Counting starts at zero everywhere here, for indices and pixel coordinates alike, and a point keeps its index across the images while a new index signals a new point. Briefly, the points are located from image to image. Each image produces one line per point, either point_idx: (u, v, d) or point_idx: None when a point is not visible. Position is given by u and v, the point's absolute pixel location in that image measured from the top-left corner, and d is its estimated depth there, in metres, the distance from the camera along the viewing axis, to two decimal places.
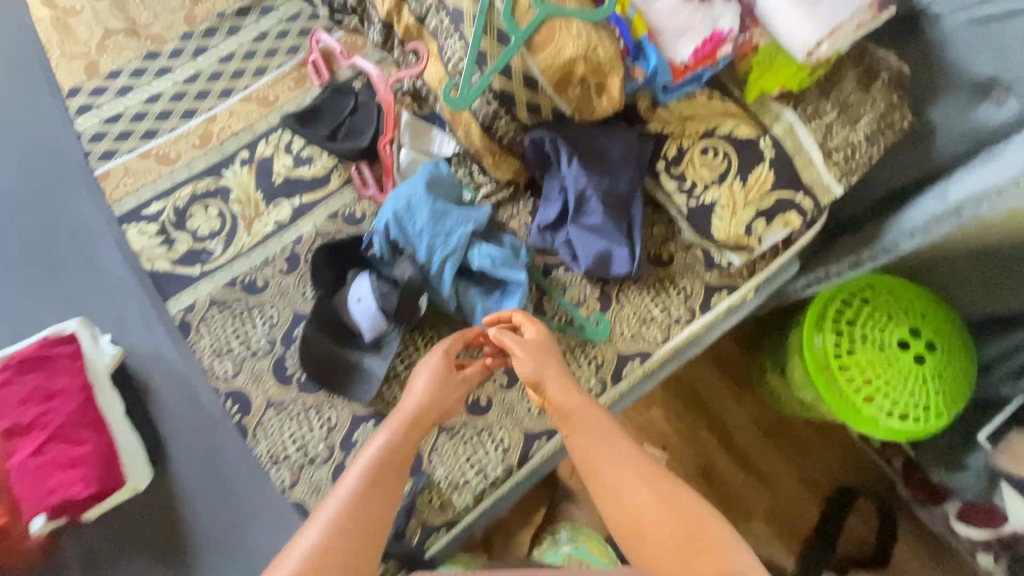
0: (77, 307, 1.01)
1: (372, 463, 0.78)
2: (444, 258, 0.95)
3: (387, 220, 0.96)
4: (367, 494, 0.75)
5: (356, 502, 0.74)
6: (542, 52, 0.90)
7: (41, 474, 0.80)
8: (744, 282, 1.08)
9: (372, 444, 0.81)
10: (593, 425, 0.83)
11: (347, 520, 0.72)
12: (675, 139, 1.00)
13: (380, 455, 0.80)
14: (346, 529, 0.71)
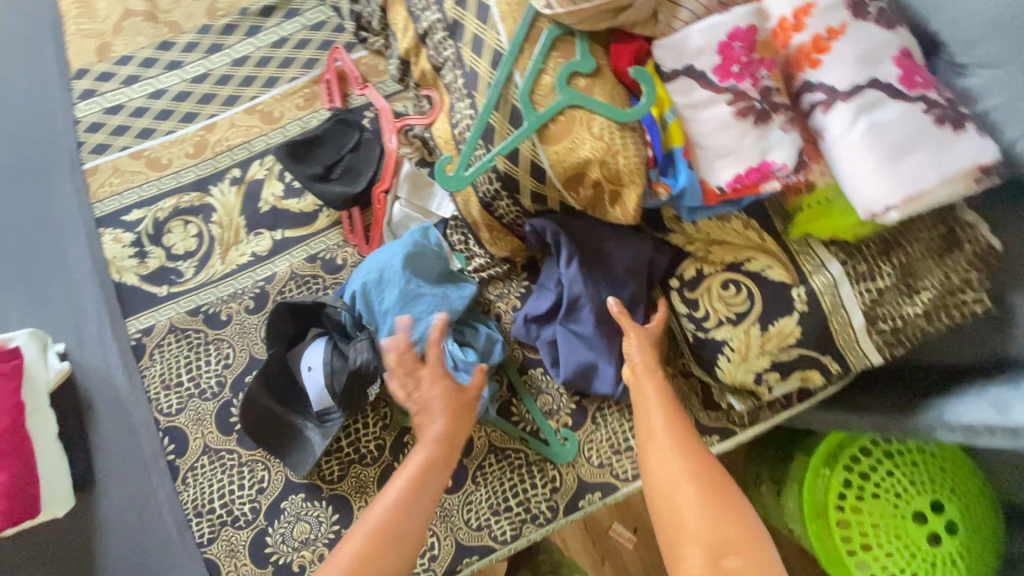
0: (38, 306, 0.99)
1: (406, 484, 0.72)
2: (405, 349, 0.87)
3: (354, 291, 0.89)
4: (406, 507, 0.70)
5: (394, 518, 0.69)
6: (555, 145, 0.78)
7: None
8: (740, 430, 0.95)
9: (406, 465, 0.74)
10: (668, 420, 0.77)
11: (389, 531, 0.68)
12: (695, 261, 0.86)
13: (416, 478, 0.73)
14: (386, 543, 0.67)
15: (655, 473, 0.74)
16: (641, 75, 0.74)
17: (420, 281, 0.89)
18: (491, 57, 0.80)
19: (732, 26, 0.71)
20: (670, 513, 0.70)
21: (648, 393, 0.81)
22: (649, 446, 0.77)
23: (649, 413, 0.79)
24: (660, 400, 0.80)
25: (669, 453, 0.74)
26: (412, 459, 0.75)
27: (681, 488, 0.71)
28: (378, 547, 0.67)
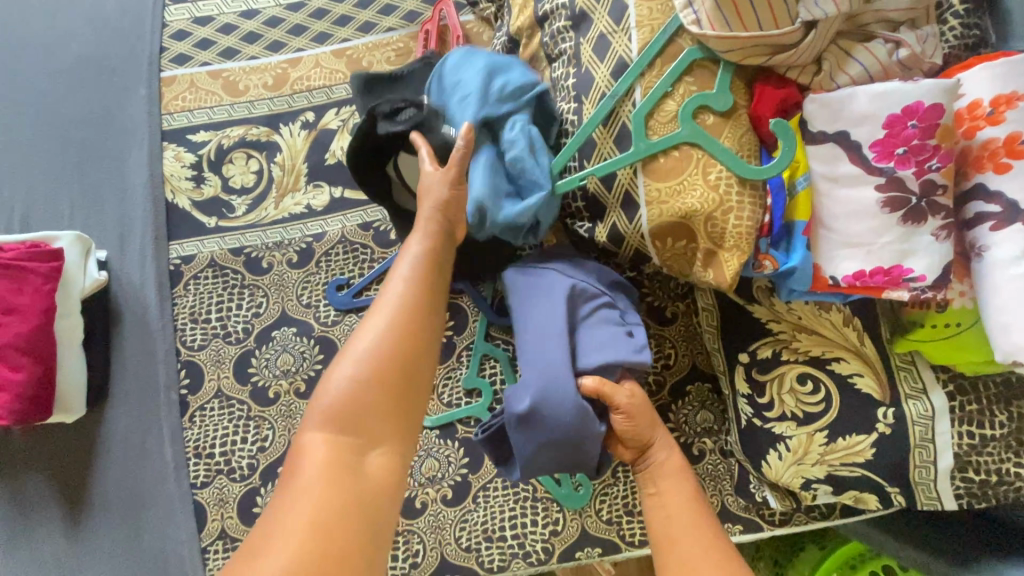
0: (87, 205, 0.96)
1: (409, 271, 0.66)
2: (471, 123, 0.74)
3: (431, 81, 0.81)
4: (410, 297, 0.64)
5: (412, 298, 0.64)
6: (660, 182, 0.69)
7: None
8: (768, 529, 0.86)
9: (406, 253, 0.68)
10: (689, 512, 0.67)
11: (397, 317, 0.62)
12: (775, 341, 0.78)
13: (420, 260, 0.67)
14: (407, 323, 0.62)
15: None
16: (781, 130, 0.63)
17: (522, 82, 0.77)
18: (614, 65, 0.71)
19: (913, 99, 0.59)
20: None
21: (677, 485, 0.70)
22: (673, 547, 0.65)
23: (673, 508, 0.68)
24: (685, 493, 0.69)
25: (697, 552, 0.63)
26: (409, 246, 0.68)
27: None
28: (400, 328, 0.61)
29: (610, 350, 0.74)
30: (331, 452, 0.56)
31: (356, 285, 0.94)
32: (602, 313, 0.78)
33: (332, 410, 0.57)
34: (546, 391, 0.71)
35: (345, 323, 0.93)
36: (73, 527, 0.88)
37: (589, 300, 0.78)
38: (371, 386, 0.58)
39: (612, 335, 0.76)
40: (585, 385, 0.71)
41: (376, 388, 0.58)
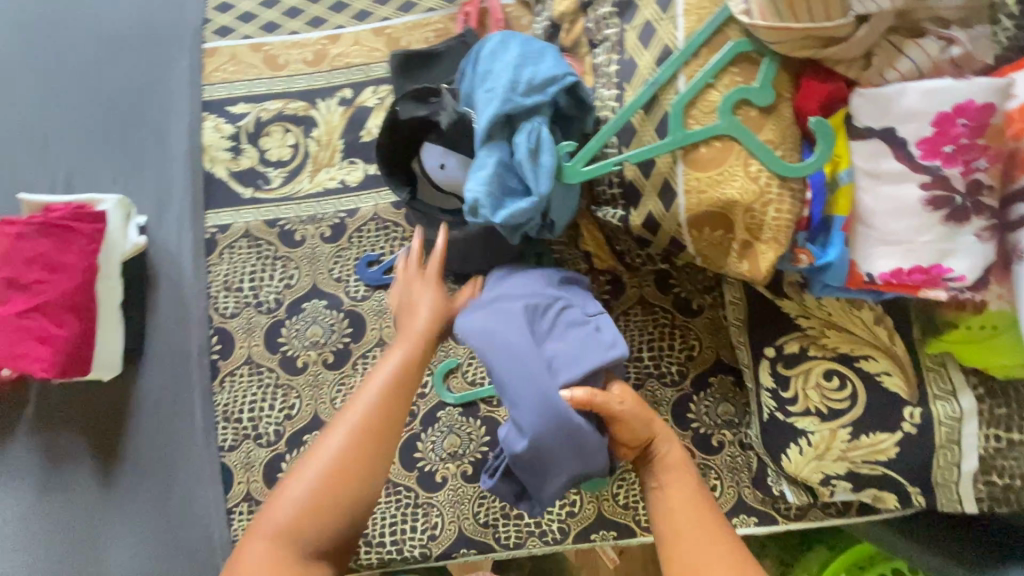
0: (127, 171, 0.98)
1: (382, 385, 0.68)
2: (489, 118, 0.76)
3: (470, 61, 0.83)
4: (383, 405, 0.67)
5: (377, 420, 0.66)
6: (698, 172, 0.69)
7: (14, 337, 0.79)
8: (783, 523, 0.87)
9: (382, 365, 0.70)
10: (693, 504, 0.68)
11: (371, 416, 0.66)
12: (803, 337, 0.78)
13: (399, 370, 0.69)
14: (364, 447, 0.65)
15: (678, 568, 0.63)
16: (823, 129, 0.63)
17: (551, 75, 0.76)
18: (659, 53, 0.71)
19: (963, 99, 0.59)
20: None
21: (682, 478, 0.70)
22: (679, 538, 0.66)
23: (679, 500, 0.68)
24: (690, 488, 0.70)
25: (704, 545, 0.64)
26: (397, 344, 0.73)
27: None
28: (364, 435, 0.65)
29: (586, 348, 0.69)
30: (275, 541, 0.60)
31: (387, 262, 0.96)
32: (565, 317, 0.73)
33: (293, 497, 0.62)
34: (541, 417, 0.65)
35: (374, 299, 0.95)
36: (106, 481, 0.91)
37: (547, 305, 0.73)
38: (324, 493, 0.62)
39: (580, 334, 0.71)
40: (574, 398, 0.66)
41: (331, 489, 0.62)
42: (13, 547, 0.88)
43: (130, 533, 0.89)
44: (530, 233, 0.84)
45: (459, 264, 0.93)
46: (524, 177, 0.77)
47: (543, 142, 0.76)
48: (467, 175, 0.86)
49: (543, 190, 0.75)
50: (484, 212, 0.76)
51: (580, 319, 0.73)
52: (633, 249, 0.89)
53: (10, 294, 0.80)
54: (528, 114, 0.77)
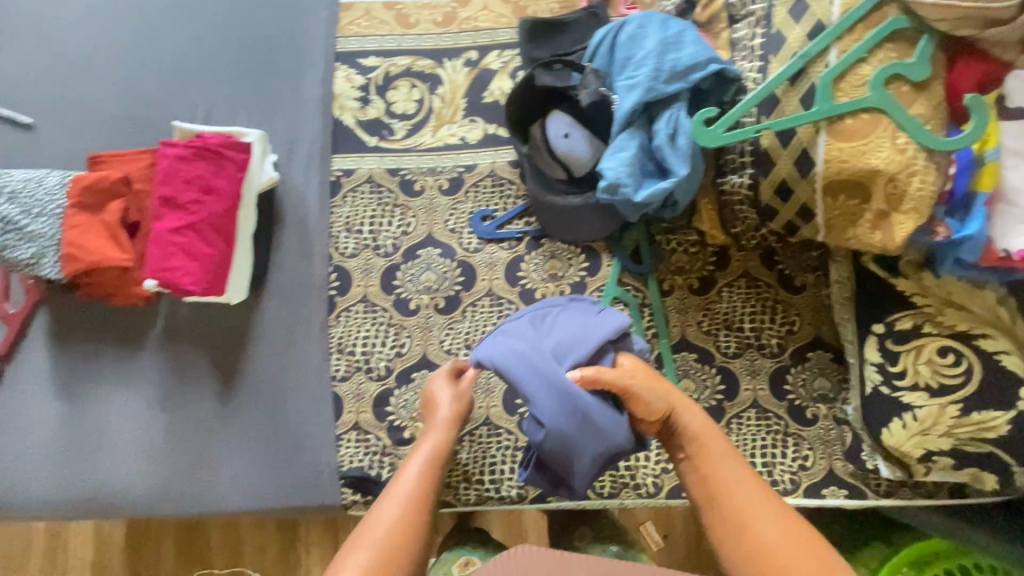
0: (259, 110, 1.02)
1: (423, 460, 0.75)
2: (630, 107, 0.82)
3: (605, 40, 0.88)
4: (424, 486, 0.72)
5: (421, 491, 0.72)
6: (844, 142, 0.72)
7: (166, 251, 0.85)
8: (872, 497, 0.90)
9: (418, 453, 0.77)
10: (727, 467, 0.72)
11: (417, 498, 0.71)
12: (918, 314, 0.81)
13: (428, 464, 0.75)
14: (415, 514, 0.69)
15: (725, 529, 0.68)
16: (977, 105, 0.66)
17: (693, 62, 0.80)
18: (811, 27, 0.74)
19: None
20: (757, 557, 0.65)
21: (710, 447, 0.74)
22: (720, 503, 0.70)
23: (712, 465, 0.72)
24: (717, 454, 0.73)
25: (741, 503, 0.69)
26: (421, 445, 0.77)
27: (757, 535, 0.66)
28: (422, 500, 0.71)
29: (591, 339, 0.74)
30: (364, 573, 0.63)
31: (500, 217, 1.00)
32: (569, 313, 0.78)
33: None
34: (555, 402, 0.70)
35: (486, 252, 1.00)
36: (225, 400, 0.96)
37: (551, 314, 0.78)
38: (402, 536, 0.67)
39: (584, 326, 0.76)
40: (583, 376, 0.71)
41: (411, 528, 0.68)
42: (141, 452, 0.95)
43: (245, 450, 0.95)
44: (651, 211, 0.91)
45: (572, 232, 0.97)
46: (658, 162, 0.84)
47: (681, 127, 0.81)
48: (588, 149, 0.92)
49: (680, 173, 0.81)
50: (624, 190, 0.83)
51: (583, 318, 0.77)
52: (749, 230, 0.91)
53: (166, 212, 0.86)
54: (667, 101, 0.83)
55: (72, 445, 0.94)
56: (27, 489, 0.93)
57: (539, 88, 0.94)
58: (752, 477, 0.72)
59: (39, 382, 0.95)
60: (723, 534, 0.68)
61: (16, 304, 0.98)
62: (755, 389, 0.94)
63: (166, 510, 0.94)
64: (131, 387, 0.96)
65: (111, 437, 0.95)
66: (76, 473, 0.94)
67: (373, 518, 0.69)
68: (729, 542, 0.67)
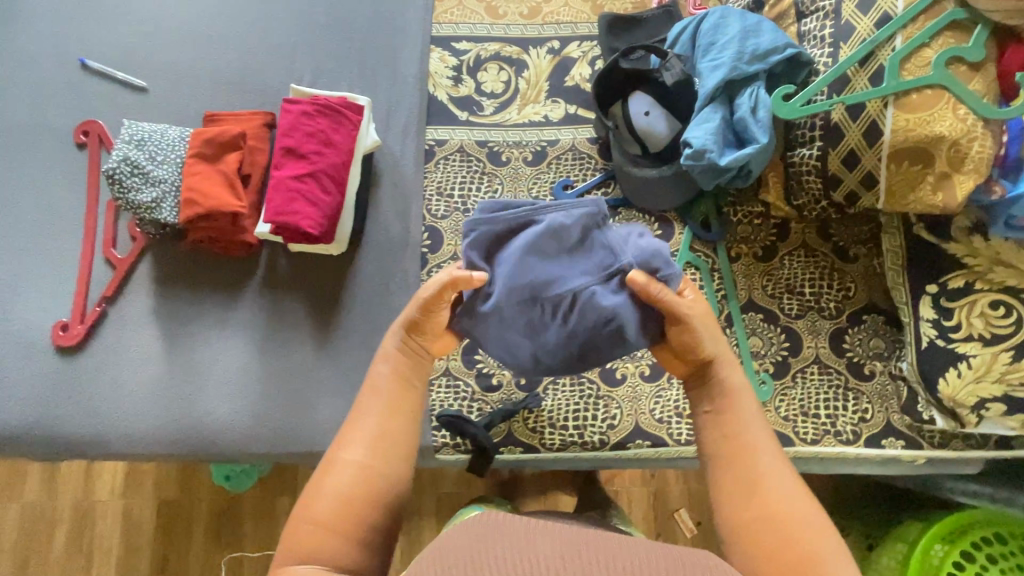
0: (361, 83, 1.11)
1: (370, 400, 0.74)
2: (715, 83, 0.93)
3: (689, 31, 1.00)
4: (384, 429, 0.71)
5: (385, 437, 0.71)
6: (910, 113, 0.83)
7: (287, 198, 0.92)
8: (926, 448, 0.98)
9: (374, 396, 0.74)
10: (751, 430, 0.71)
11: (378, 447, 0.70)
12: (969, 273, 0.91)
13: (386, 410, 0.73)
14: (376, 462, 0.69)
15: (731, 490, 0.68)
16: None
17: (773, 46, 0.92)
18: (879, 17, 0.86)
19: None
20: (754, 527, 0.64)
21: (740, 405, 0.73)
22: (735, 464, 0.69)
23: (738, 429, 0.71)
24: (745, 421, 0.72)
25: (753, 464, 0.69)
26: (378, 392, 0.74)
27: (761, 509, 0.65)
28: (380, 438, 0.71)
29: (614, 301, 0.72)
30: (324, 521, 0.64)
31: (580, 187, 1.09)
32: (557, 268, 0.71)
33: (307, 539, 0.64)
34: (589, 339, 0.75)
35: None
36: (321, 346, 1.01)
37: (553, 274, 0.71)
38: (363, 485, 0.67)
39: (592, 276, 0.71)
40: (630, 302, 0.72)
41: (373, 470, 0.69)
42: (238, 392, 0.98)
43: (338, 394, 0.99)
44: (725, 181, 1.00)
45: (650, 201, 1.06)
46: (739, 133, 0.95)
47: (762, 102, 0.92)
48: (668, 125, 1.02)
49: (761, 140, 0.91)
50: (711, 155, 0.92)
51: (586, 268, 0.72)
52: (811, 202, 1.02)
53: (287, 160, 0.94)
54: (747, 80, 0.94)
55: (172, 385, 0.98)
56: (126, 426, 0.96)
57: (623, 71, 1.05)
58: (779, 459, 0.69)
59: (142, 324, 1.00)
60: (728, 494, 0.68)
61: (122, 251, 1.03)
62: (817, 347, 1.03)
63: (259, 450, 0.97)
64: (232, 331, 1.01)
65: (209, 378, 0.98)
66: (174, 411, 0.97)
67: (330, 465, 0.68)
68: (734, 503, 0.67)
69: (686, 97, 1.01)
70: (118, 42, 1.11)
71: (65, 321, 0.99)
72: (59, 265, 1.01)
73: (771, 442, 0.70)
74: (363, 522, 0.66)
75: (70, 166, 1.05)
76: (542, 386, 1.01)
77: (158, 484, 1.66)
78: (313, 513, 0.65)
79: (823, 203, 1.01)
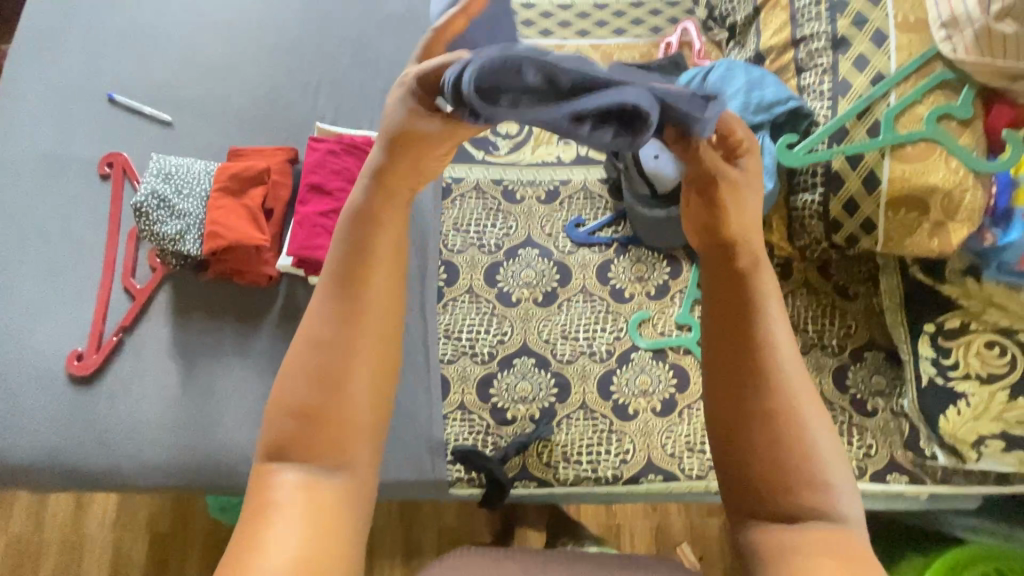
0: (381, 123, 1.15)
1: (331, 269, 0.62)
2: None
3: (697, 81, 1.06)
4: (350, 287, 0.61)
5: (356, 288, 0.61)
6: (905, 164, 0.89)
7: (312, 233, 0.95)
8: (929, 483, 1.00)
9: (342, 245, 0.63)
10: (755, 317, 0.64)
11: (349, 307, 0.61)
12: (965, 314, 0.95)
13: (353, 256, 0.62)
14: (350, 328, 0.60)
15: (738, 378, 0.62)
16: (1015, 139, 0.85)
17: (776, 98, 0.98)
18: (873, 76, 0.93)
19: None
20: (759, 418, 0.61)
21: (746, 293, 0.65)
22: (732, 351, 0.63)
23: (741, 316, 0.64)
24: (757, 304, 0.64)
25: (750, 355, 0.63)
26: (342, 235, 0.63)
27: (759, 395, 0.61)
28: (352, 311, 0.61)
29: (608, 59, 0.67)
30: (295, 420, 0.58)
31: (592, 225, 1.13)
32: None
33: (281, 435, 0.58)
34: None
35: (579, 254, 1.12)
36: None
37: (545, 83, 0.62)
38: (341, 349, 0.60)
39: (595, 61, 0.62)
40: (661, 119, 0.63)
41: (340, 343, 0.60)
42: (253, 423, 0.98)
43: None
44: None
45: (658, 240, 1.10)
46: None
47: (767, 149, 0.98)
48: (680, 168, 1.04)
49: (766, 186, 0.97)
50: None
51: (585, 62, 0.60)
52: (812, 244, 1.04)
53: (313, 197, 0.97)
54: (752, 129, 1.00)
55: (186, 418, 0.98)
56: (139, 456, 0.96)
57: None
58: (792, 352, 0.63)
59: (159, 353, 1.00)
60: (723, 375, 0.63)
61: (141, 280, 1.04)
62: (820, 384, 1.06)
63: None
64: (250, 362, 1.01)
65: (226, 407, 0.99)
66: (189, 442, 0.97)
67: (297, 342, 0.61)
68: (724, 392, 0.63)
69: None
70: (145, 78, 1.15)
71: (80, 350, 0.99)
72: (79, 295, 1.02)
73: (789, 332, 0.64)
74: (343, 402, 0.59)
75: (95, 197, 1.07)
76: (556, 420, 1.02)
77: (152, 515, 1.61)
78: (275, 427, 0.58)
79: (824, 245, 1.03)
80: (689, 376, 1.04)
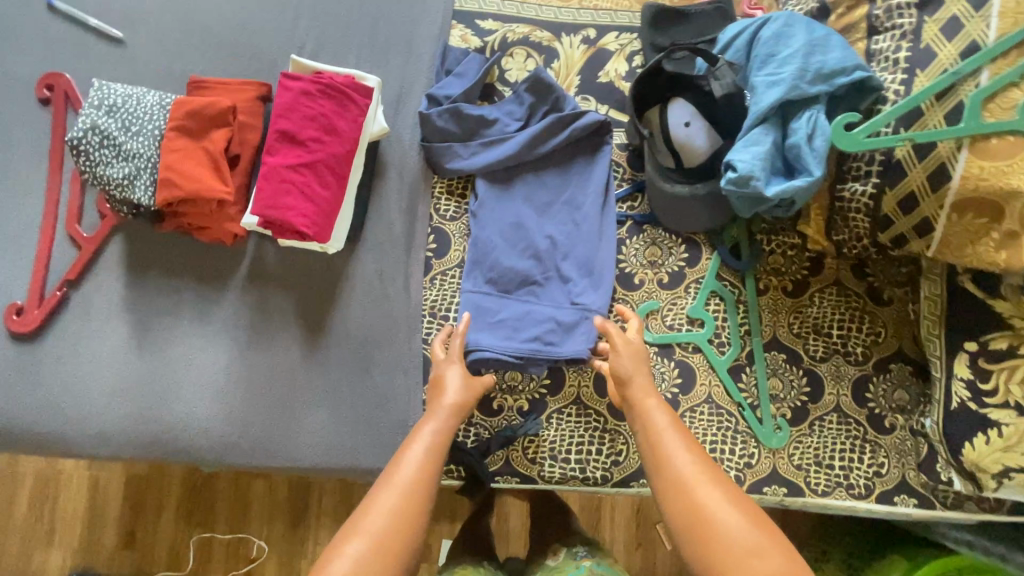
0: (372, 58, 0.99)
1: (414, 463, 0.71)
2: (772, 101, 0.83)
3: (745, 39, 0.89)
4: (423, 474, 0.71)
5: (420, 478, 0.70)
6: (984, 158, 0.74)
7: (280, 189, 0.82)
8: (938, 507, 0.93)
9: (418, 436, 0.75)
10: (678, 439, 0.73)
11: (414, 487, 0.69)
12: (1017, 336, 0.82)
13: (431, 452, 0.73)
14: (410, 509, 0.67)
15: (672, 493, 0.69)
16: None
17: (840, 66, 0.82)
18: (966, 46, 0.76)
19: None
20: (706, 523, 0.66)
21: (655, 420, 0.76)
22: (669, 479, 0.70)
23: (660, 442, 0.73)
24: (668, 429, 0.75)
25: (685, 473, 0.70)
26: (423, 434, 0.75)
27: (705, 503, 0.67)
28: (408, 504, 0.68)
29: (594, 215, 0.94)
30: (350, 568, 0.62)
31: None
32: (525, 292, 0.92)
33: None
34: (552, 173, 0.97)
35: None
36: (308, 351, 0.92)
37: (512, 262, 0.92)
38: (401, 533, 0.66)
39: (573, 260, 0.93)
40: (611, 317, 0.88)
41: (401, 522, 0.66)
42: (218, 396, 0.90)
43: (330, 405, 0.91)
44: (764, 210, 0.91)
45: (678, 221, 0.96)
46: (790, 161, 0.85)
47: (820, 128, 0.83)
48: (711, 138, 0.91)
49: (814, 172, 0.82)
50: (756, 183, 0.83)
51: (557, 274, 0.92)
52: (852, 240, 0.92)
53: (285, 146, 0.83)
54: (806, 102, 0.84)
55: (142, 386, 0.89)
56: (89, 425, 0.88)
57: (665, 74, 0.94)
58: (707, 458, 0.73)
59: (110, 314, 0.90)
60: (673, 499, 0.69)
61: (88, 229, 0.91)
62: (838, 395, 0.97)
63: (239, 460, 0.90)
64: (212, 328, 0.91)
65: (187, 378, 0.90)
66: (146, 413, 0.88)
67: (369, 504, 0.68)
68: (677, 518, 0.68)
69: (734, 113, 0.91)
70: None
71: (19, 304, 0.88)
72: (20, 240, 0.90)
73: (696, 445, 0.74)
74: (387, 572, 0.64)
75: (33, 126, 0.92)
76: (546, 414, 0.94)
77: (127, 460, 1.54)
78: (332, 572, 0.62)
79: (865, 242, 0.91)
80: (695, 377, 0.97)
